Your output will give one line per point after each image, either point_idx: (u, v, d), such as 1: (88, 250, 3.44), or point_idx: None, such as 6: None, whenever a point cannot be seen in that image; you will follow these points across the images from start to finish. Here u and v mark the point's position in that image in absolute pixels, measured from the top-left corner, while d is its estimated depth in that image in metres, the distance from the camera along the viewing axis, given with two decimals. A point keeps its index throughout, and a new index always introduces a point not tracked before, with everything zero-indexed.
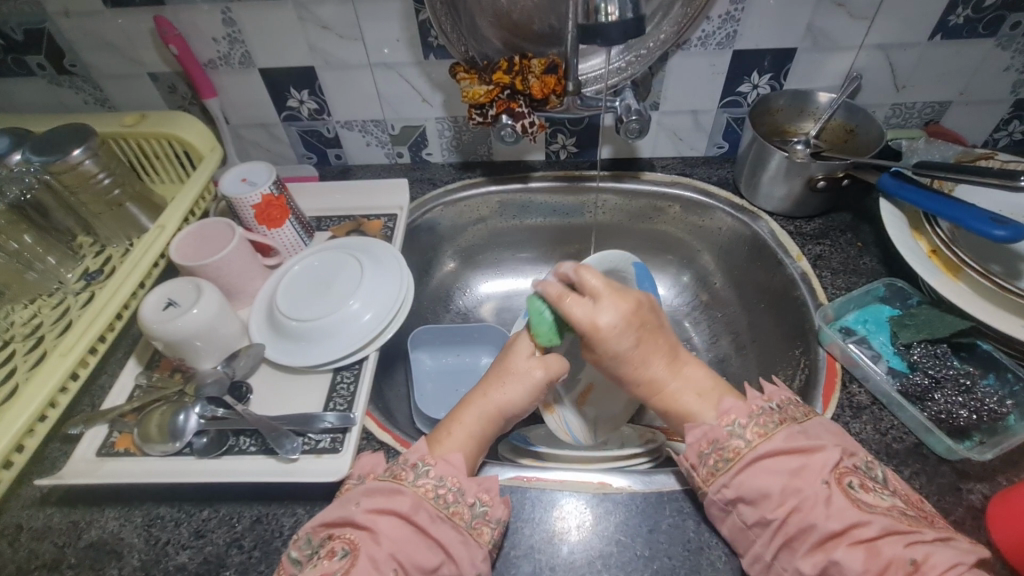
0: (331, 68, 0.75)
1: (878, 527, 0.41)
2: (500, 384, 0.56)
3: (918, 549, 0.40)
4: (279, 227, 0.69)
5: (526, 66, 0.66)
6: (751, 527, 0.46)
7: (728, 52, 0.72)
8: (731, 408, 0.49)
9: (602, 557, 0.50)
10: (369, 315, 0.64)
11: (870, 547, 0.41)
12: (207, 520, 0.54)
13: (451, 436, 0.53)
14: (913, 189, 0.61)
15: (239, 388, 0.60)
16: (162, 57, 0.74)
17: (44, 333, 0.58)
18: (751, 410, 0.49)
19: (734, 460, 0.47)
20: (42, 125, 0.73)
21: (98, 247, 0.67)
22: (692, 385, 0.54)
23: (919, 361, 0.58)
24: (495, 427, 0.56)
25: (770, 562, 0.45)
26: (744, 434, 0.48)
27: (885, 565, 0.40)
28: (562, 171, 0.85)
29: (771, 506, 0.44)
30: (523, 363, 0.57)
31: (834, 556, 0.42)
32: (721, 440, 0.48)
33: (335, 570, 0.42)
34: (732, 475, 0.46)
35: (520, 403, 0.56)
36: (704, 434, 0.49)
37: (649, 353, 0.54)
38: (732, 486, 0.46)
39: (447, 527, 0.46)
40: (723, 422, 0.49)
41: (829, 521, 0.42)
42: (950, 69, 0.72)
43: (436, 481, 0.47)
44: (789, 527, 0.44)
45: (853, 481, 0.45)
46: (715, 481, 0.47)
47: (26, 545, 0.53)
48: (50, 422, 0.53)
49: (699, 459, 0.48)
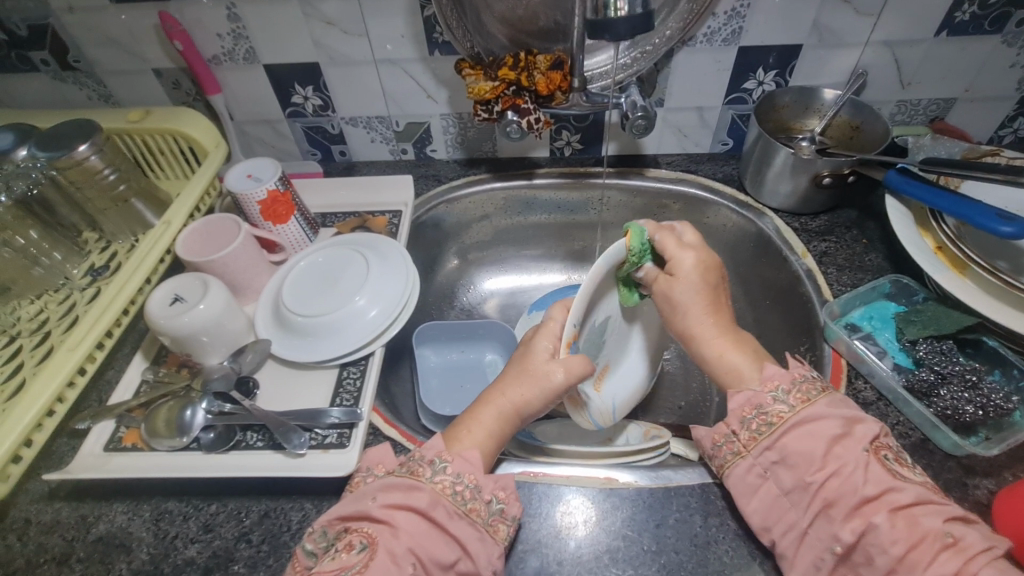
0: (336, 64, 0.75)
1: (912, 495, 0.42)
2: (517, 384, 0.54)
3: (954, 526, 0.40)
4: (284, 223, 0.69)
5: (531, 62, 0.66)
6: (788, 495, 0.45)
7: (733, 49, 0.72)
8: (774, 375, 0.49)
9: (610, 551, 0.50)
10: (376, 311, 0.64)
11: (907, 514, 0.41)
12: (215, 514, 0.54)
13: (468, 434, 0.53)
14: (920, 185, 0.61)
15: (246, 383, 0.61)
16: (167, 52, 0.74)
17: (51, 328, 0.58)
18: (792, 377, 0.49)
19: (777, 425, 0.46)
20: (46, 120, 0.73)
21: (104, 243, 0.68)
22: (746, 343, 0.53)
23: (924, 357, 0.59)
24: (512, 425, 0.55)
25: (805, 532, 0.44)
26: (787, 399, 0.47)
27: (921, 536, 0.40)
28: (566, 167, 0.85)
29: (810, 469, 0.44)
30: (542, 364, 0.54)
31: (873, 520, 0.41)
32: (764, 405, 0.48)
33: (353, 564, 0.42)
34: (774, 438, 0.46)
35: (538, 404, 0.54)
36: (749, 398, 0.48)
37: (716, 304, 0.54)
38: (775, 448, 0.46)
39: (465, 524, 0.46)
40: (766, 387, 0.48)
41: (865, 486, 0.42)
42: (956, 66, 0.72)
43: (454, 477, 0.47)
44: (827, 492, 0.43)
45: (889, 453, 0.45)
46: (751, 451, 0.47)
47: (34, 539, 0.53)
48: (57, 416, 0.53)
49: (741, 424, 0.48)
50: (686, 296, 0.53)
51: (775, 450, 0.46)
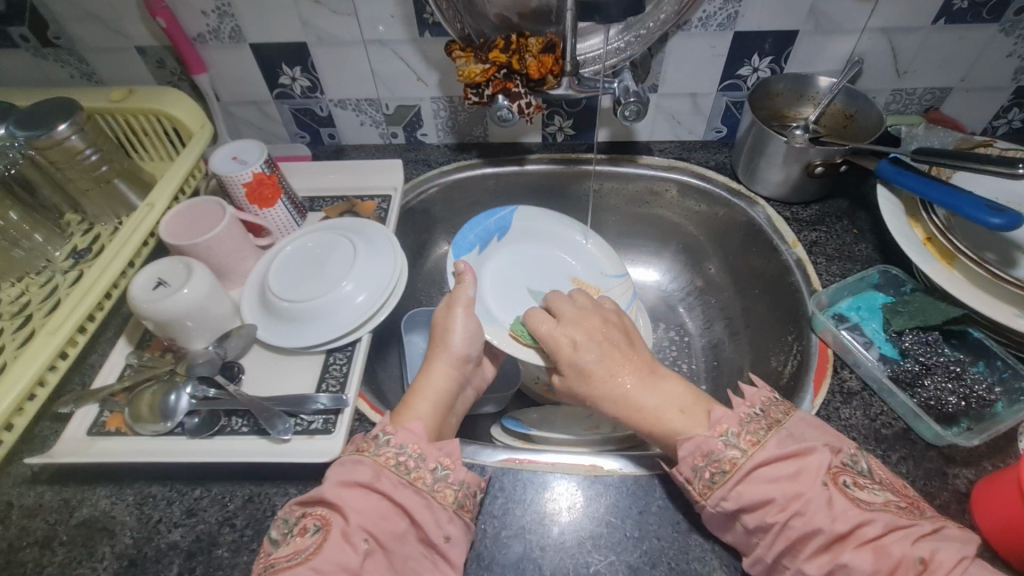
0: (324, 44, 0.73)
1: (881, 525, 0.41)
2: (434, 334, 0.61)
3: (924, 546, 0.40)
4: (270, 207, 0.68)
5: (523, 44, 0.65)
6: (753, 533, 0.45)
7: (729, 34, 0.70)
8: (722, 418, 0.49)
9: (592, 537, 0.50)
10: (363, 296, 0.64)
11: (877, 546, 0.40)
12: (199, 499, 0.54)
13: (408, 408, 0.55)
14: (910, 175, 0.61)
15: (230, 368, 0.60)
16: (150, 30, 0.73)
17: (33, 312, 0.57)
18: (740, 418, 0.48)
19: (731, 472, 0.45)
20: (26, 98, 0.71)
21: (86, 225, 0.66)
22: (678, 400, 0.53)
23: (910, 348, 0.58)
24: (447, 378, 0.58)
25: (772, 563, 0.44)
26: (737, 443, 0.47)
27: (894, 566, 0.39)
28: (559, 153, 0.84)
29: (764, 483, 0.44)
30: (441, 313, 0.61)
31: (843, 559, 0.40)
32: (717, 452, 0.47)
33: (307, 546, 0.43)
34: (729, 487, 0.45)
35: (462, 345, 0.59)
36: (698, 446, 0.48)
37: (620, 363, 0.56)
38: (730, 498, 0.45)
39: (411, 492, 0.46)
40: (716, 432, 0.48)
41: (835, 523, 0.41)
42: (953, 55, 0.71)
43: (397, 448, 0.48)
44: (791, 532, 0.42)
45: (847, 479, 0.44)
46: (712, 494, 0.46)
47: (16, 522, 0.53)
48: (39, 400, 0.52)
49: (693, 473, 0.47)
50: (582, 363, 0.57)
51: (730, 499, 0.45)
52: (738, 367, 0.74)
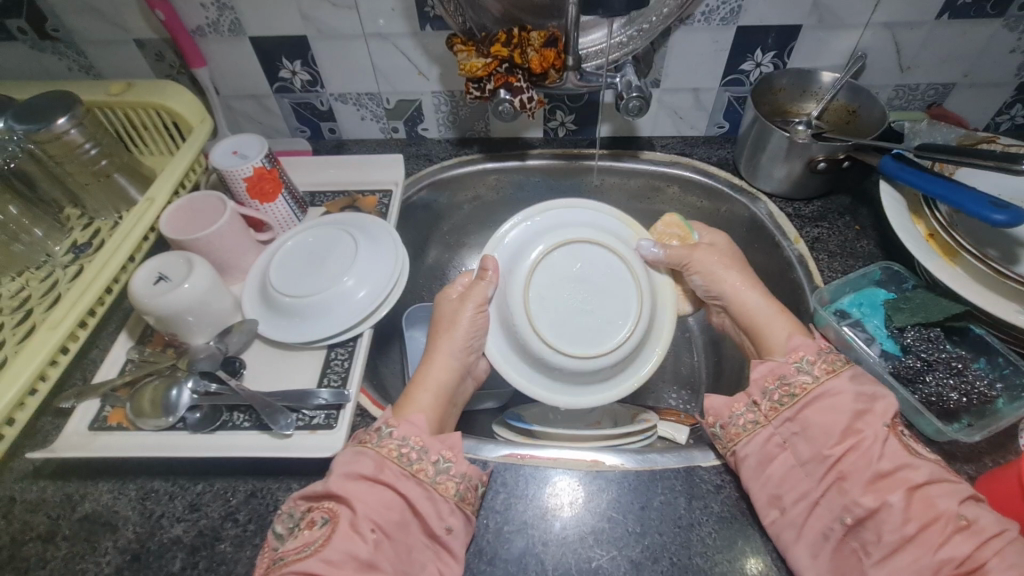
0: (324, 38, 0.73)
1: (928, 473, 0.45)
2: (438, 329, 0.60)
3: (969, 508, 0.43)
4: (271, 201, 0.68)
5: (525, 38, 0.64)
6: (804, 465, 0.49)
7: (732, 28, 0.70)
8: (798, 346, 0.54)
9: (594, 532, 0.51)
10: (364, 292, 0.63)
11: (923, 492, 0.44)
12: (202, 493, 0.54)
13: (409, 400, 0.56)
14: (914, 172, 0.61)
15: (232, 362, 0.60)
16: (149, 23, 0.72)
17: (33, 306, 0.57)
18: (818, 348, 0.54)
19: (800, 395, 0.51)
20: (24, 91, 0.70)
21: (86, 220, 0.66)
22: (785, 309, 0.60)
23: (912, 344, 0.58)
24: (449, 369, 0.59)
25: (817, 501, 0.48)
26: (811, 369, 0.52)
27: (934, 517, 0.43)
28: (560, 148, 0.84)
29: (829, 442, 0.48)
30: (450, 306, 0.61)
31: (888, 499, 0.44)
32: (787, 376, 0.53)
33: (315, 538, 0.43)
34: (797, 408, 0.51)
35: (463, 339, 0.60)
36: (772, 369, 0.54)
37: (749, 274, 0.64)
38: (797, 419, 0.51)
39: (413, 484, 0.47)
40: (791, 358, 0.54)
41: (882, 459, 0.46)
42: (956, 50, 0.71)
43: (399, 440, 0.49)
44: (843, 465, 0.47)
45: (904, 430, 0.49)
46: (779, 414, 0.52)
47: (20, 517, 0.53)
48: (40, 395, 0.52)
49: (763, 395, 0.53)
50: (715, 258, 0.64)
51: (796, 421, 0.51)
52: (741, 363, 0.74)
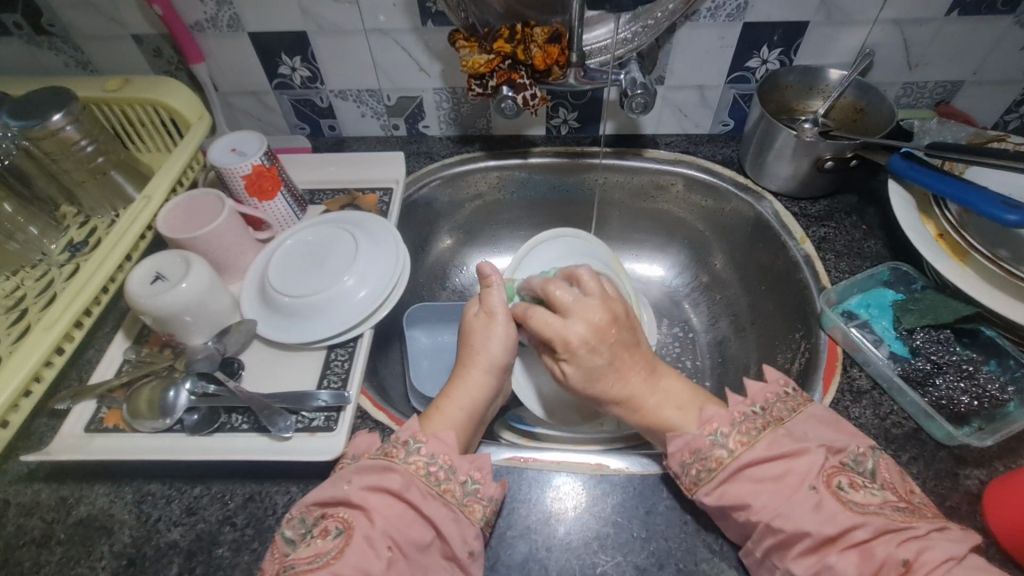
0: (324, 33, 0.72)
1: (871, 529, 0.40)
2: (471, 344, 0.58)
3: (910, 547, 0.39)
4: (270, 199, 0.67)
5: (528, 34, 0.63)
6: (743, 525, 0.45)
7: (738, 25, 0.69)
8: (713, 416, 0.48)
9: (598, 538, 0.50)
10: (364, 291, 0.62)
11: (863, 548, 0.40)
12: (198, 497, 0.53)
13: (440, 413, 0.53)
14: (924, 171, 0.60)
15: (231, 364, 0.60)
16: (146, 18, 0.71)
17: (28, 306, 0.56)
18: (732, 417, 0.48)
19: (716, 470, 0.45)
20: (19, 87, 0.69)
21: (82, 217, 0.65)
22: (671, 399, 0.52)
23: (921, 346, 0.58)
24: (484, 385, 0.56)
25: (762, 560, 0.44)
26: (725, 443, 0.46)
27: (878, 567, 0.39)
28: (563, 146, 0.83)
29: (761, 509, 0.43)
30: (477, 320, 0.59)
31: (828, 560, 0.40)
32: (703, 450, 0.47)
33: (329, 549, 0.42)
34: (713, 485, 0.45)
35: (502, 350, 0.57)
36: (686, 444, 0.48)
37: (610, 367, 0.53)
38: (716, 495, 0.45)
39: (439, 504, 0.45)
40: (705, 430, 0.48)
41: (823, 525, 0.41)
42: (965, 47, 0.70)
43: (428, 458, 0.47)
44: (780, 529, 0.43)
45: (843, 480, 0.43)
46: (697, 490, 0.46)
47: (13, 520, 0.52)
48: (35, 397, 0.51)
49: (680, 469, 0.48)
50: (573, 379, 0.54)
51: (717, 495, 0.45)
52: (745, 364, 0.73)
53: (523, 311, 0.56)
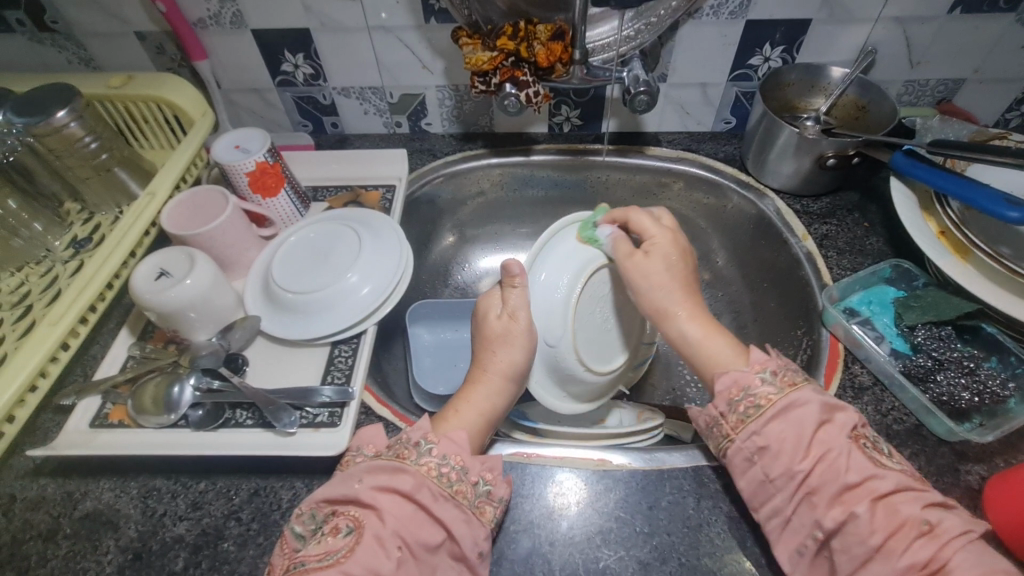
0: (327, 30, 0.72)
1: (893, 483, 0.41)
2: (492, 349, 0.56)
3: (932, 513, 0.40)
4: (273, 196, 0.67)
5: (531, 32, 0.64)
6: (772, 481, 0.44)
7: (740, 22, 0.69)
8: (762, 358, 0.48)
9: (602, 532, 0.50)
10: (368, 288, 0.63)
11: (886, 503, 0.40)
12: (204, 492, 0.53)
13: (455, 415, 0.53)
14: (926, 168, 0.60)
15: (236, 360, 0.59)
16: (149, 15, 0.71)
17: (33, 302, 0.56)
18: (779, 363, 0.48)
19: (766, 407, 0.45)
20: (21, 84, 0.69)
21: (86, 214, 0.65)
22: (721, 334, 0.52)
23: (923, 342, 0.58)
24: (503, 394, 0.56)
25: (789, 517, 0.44)
26: (773, 381, 0.46)
27: (898, 524, 0.39)
28: (565, 144, 0.83)
29: (797, 457, 0.43)
30: (499, 323, 0.57)
31: (854, 510, 0.40)
32: (751, 387, 0.46)
33: (339, 548, 0.42)
34: (762, 422, 0.45)
35: (522, 359, 0.56)
36: (735, 380, 0.47)
37: (676, 279, 0.55)
38: (762, 434, 0.45)
39: (451, 506, 0.45)
40: (754, 369, 0.47)
41: (849, 474, 0.42)
42: (967, 45, 0.70)
43: (439, 459, 0.47)
44: (812, 480, 0.42)
45: (867, 442, 0.44)
46: (744, 428, 0.45)
47: (20, 515, 0.52)
48: (41, 392, 0.51)
49: (727, 407, 0.47)
50: (645, 270, 0.55)
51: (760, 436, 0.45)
52: None
53: (619, 211, 0.60)
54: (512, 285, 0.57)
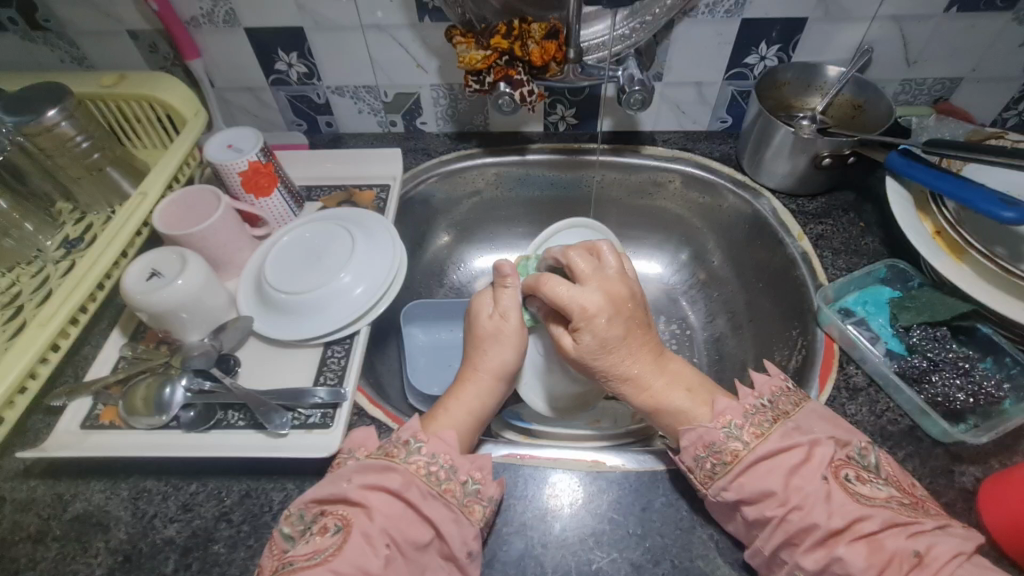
0: (321, 29, 0.71)
1: (879, 521, 0.40)
2: (482, 348, 0.56)
3: (920, 540, 0.39)
4: (267, 196, 0.67)
5: (526, 30, 0.63)
6: (752, 525, 0.45)
7: (737, 21, 0.69)
8: (725, 408, 0.48)
9: (594, 534, 0.50)
10: (361, 288, 0.62)
11: (871, 541, 0.40)
12: (195, 493, 0.53)
13: (444, 414, 0.53)
14: (921, 168, 0.59)
15: (226, 361, 0.59)
16: (142, 13, 0.70)
17: (23, 303, 0.56)
18: (744, 409, 0.48)
19: (732, 464, 0.45)
20: (13, 83, 0.69)
21: (77, 214, 0.65)
22: (681, 381, 0.53)
23: (918, 343, 0.57)
24: (494, 394, 0.56)
25: (773, 553, 0.44)
26: (740, 435, 0.46)
27: (887, 560, 0.39)
28: (560, 143, 0.82)
29: (771, 504, 0.43)
30: (490, 323, 0.57)
31: (838, 553, 0.40)
32: (717, 442, 0.46)
33: (326, 547, 0.42)
34: (729, 479, 0.45)
35: (513, 359, 0.56)
36: (700, 436, 0.47)
37: (618, 347, 0.52)
38: (732, 489, 0.45)
39: (439, 505, 0.45)
40: (718, 423, 0.47)
41: (831, 519, 0.41)
42: (964, 44, 0.70)
43: (429, 458, 0.47)
44: (790, 524, 0.42)
45: (849, 473, 0.44)
46: (713, 483, 0.46)
47: (9, 516, 0.52)
48: (30, 393, 0.51)
49: (694, 463, 0.47)
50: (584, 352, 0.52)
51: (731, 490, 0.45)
52: (742, 360, 0.73)
53: (535, 279, 0.54)
54: (504, 285, 0.58)
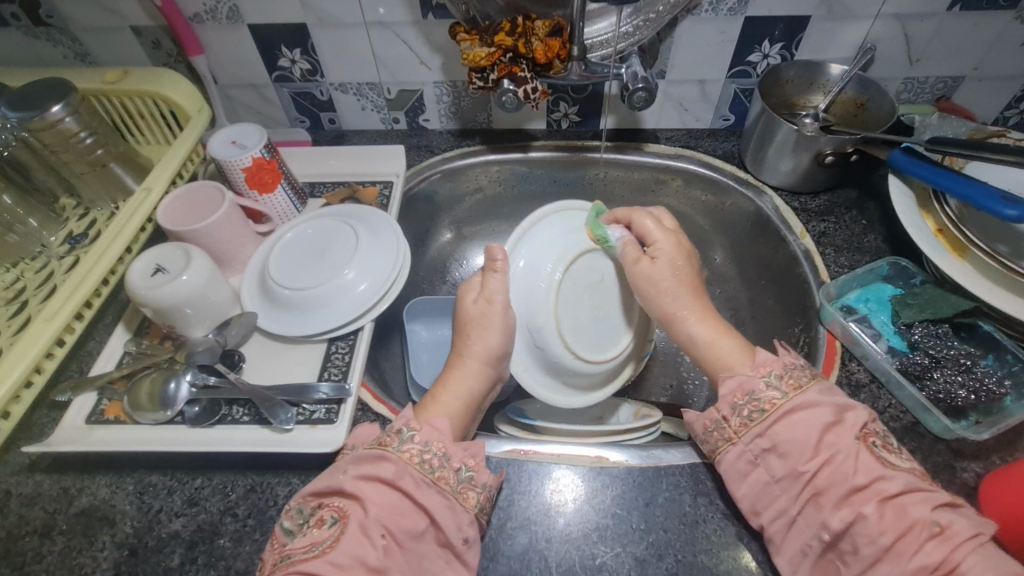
0: (324, 26, 0.71)
1: (901, 484, 0.41)
2: (467, 333, 0.56)
3: (942, 514, 0.40)
4: (270, 192, 0.67)
5: (529, 28, 0.63)
6: (778, 481, 0.45)
7: (740, 19, 0.69)
8: (766, 360, 0.48)
9: (598, 529, 0.50)
10: (365, 285, 0.63)
11: (895, 504, 0.40)
12: (200, 488, 0.53)
13: (436, 402, 0.53)
14: (924, 165, 0.60)
15: (231, 356, 0.59)
16: (146, 10, 0.71)
17: (28, 298, 0.56)
18: (784, 363, 0.48)
19: (769, 411, 0.45)
20: (17, 79, 0.69)
21: (82, 210, 0.65)
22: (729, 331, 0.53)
23: (919, 340, 0.58)
24: (481, 378, 0.56)
25: (795, 517, 0.44)
26: (779, 386, 0.46)
27: (909, 525, 0.39)
28: (563, 140, 0.83)
29: (803, 457, 0.43)
30: (475, 307, 0.56)
31: (862, 510, 0.40)
32: (757, 391, 0.47)
33: (324, 539, 0.42)
34: (766, 425, 0.45)
35: (498, 343, 0.56)
36: (740, 384, 0.47)
37: (684, 283, 0.55)
38: (767, 435, 0.45)
39: (433, 492, 0.45)
40: (759, 372, 0.47)
41: (856, 475, 0.42)
42: (966, 43, 0.70)
43: (420, 445, 0.47)
44: (818, 480, 0.43)
45: (876, 441, 0.44)
46: (747, 431, 0.46)
47: (15, 511, 0.52)
48: (36, 388, 0.51)
49: (731, 411, 0.47)
50: (654, 277, 0.55)
51: (766, 438, 0.45)
52: None
53: (628, 212, 0.60)
54: (493, 271, 0.58)
